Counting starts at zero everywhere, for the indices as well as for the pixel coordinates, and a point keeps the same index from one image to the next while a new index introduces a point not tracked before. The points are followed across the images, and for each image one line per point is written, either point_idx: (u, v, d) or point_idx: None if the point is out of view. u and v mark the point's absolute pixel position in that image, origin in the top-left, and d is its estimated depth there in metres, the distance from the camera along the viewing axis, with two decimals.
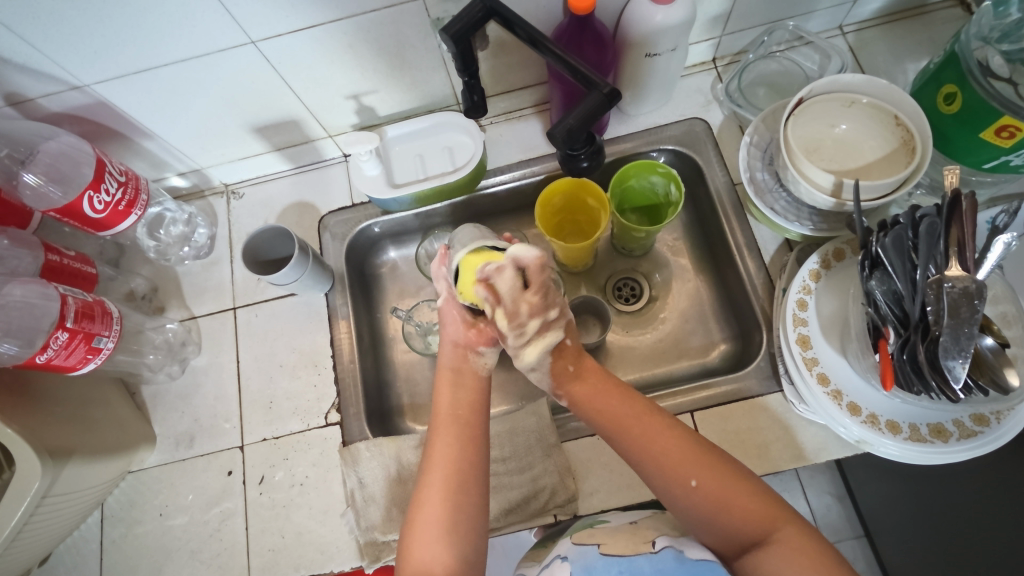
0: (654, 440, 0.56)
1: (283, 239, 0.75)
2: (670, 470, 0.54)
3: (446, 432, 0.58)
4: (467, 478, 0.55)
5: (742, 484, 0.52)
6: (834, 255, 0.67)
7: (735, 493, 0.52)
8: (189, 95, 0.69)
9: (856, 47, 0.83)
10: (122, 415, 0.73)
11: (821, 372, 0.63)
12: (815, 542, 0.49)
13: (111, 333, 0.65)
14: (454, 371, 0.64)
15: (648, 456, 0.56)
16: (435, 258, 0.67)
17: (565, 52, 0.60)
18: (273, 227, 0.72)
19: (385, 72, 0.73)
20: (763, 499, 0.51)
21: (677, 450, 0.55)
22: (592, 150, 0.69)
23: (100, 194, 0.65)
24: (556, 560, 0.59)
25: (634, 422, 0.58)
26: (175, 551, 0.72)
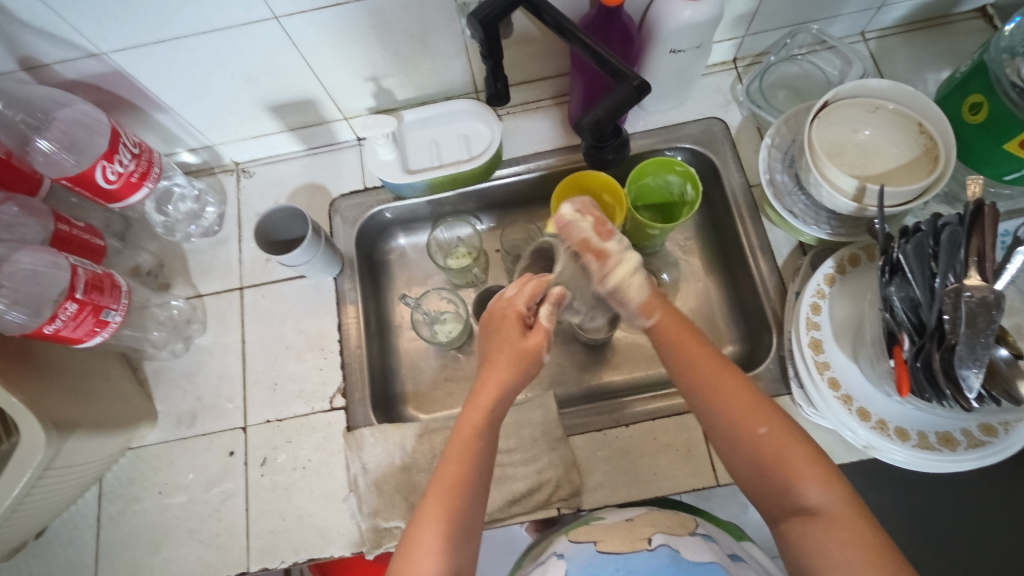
0: (725, 384, 0.55)
1: (296, 221, 0.73)
2: (738, 420, 0.53)
3: (443, 497, 0.52)
4: (462, 539, 0.51)
5: (800, 446, 0.51)
6: (850, 260, 0.67)
7: (791, 454, 0.51)
8: (208, 68, 0.67)
9: (877, 54, 0.83)
10: (124, 391, 0.72)
11: (833, 376, 0.63)
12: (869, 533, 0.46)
13: (119, 306, 0.64)
14: (477, 430, 0.55)
15: (721, 404, 0.55)
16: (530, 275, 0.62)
17: (593, 41, 0.59)
18: (287, 207, 0.70)
19: (407, 56, 0.72)
20: (811, 463, 0.50)
21: (751, 406, 0.53)
22: (618, 144, 0.69)
23: (113, 164, 0.63)
24: (552, 557, 0.61)
25: (705, 369, 0.56)
26: (173, 529, 0.71)
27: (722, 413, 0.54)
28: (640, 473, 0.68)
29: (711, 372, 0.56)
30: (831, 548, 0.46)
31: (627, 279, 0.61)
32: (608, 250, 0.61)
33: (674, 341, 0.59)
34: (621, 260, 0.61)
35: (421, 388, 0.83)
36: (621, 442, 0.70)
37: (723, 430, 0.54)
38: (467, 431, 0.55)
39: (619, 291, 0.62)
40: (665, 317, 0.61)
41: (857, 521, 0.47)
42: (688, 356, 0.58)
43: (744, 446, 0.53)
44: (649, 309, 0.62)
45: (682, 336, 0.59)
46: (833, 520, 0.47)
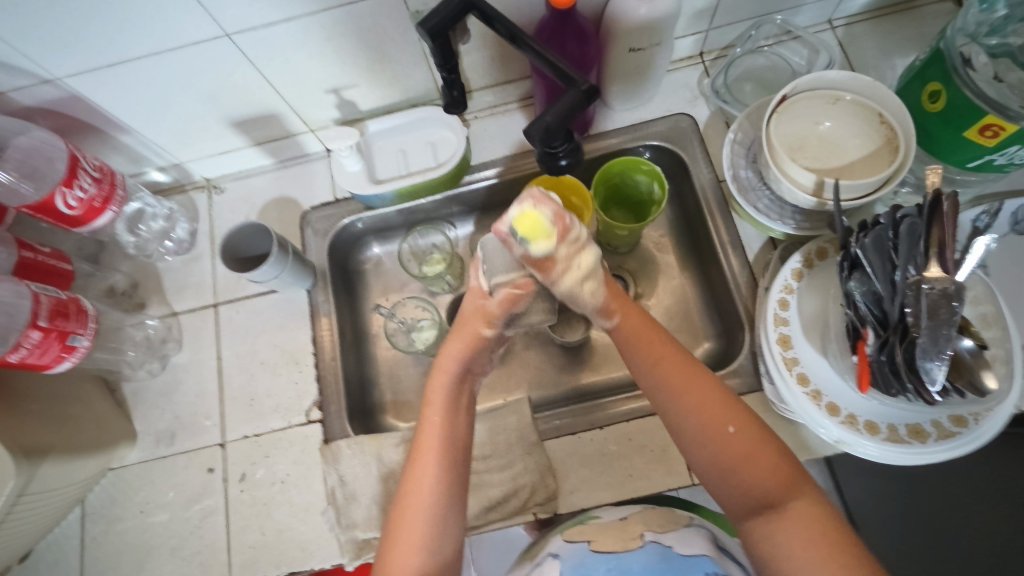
0: (694, 389, 0.54)
1: (262, 236, 0.73)
2: (708, 420, 0.52)
3: (437, 463, 0.53)
4: (452, 507, 0.52)
5: (768, 446, 0.51)
6: (817, 254, 0.66)
7: (763, 454, 0.50)
8: (163, 87, 0.67)
9: (845, 42, 0.82)
10: (101, 413, 0.73)
11: (802, 372, 0.63)
12: (830, 522, 0.47)
13: (86, 331, 0.64)
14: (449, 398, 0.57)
15: (690, 415, 0.53)
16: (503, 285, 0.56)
17: (544, 49, 0.58)
18: (252, 224, 0.70)
19: (367, 66, 0.72)
20: (780, 465, 0.50)
21: (720, 403, 0.53)
22: (570, 145, 0.56)
23: (73, 190, 0.63)
24: (547, 559, 0.58)
25: (671, 367, 0.55)
26: (156, 548, 0.72)
27: (689, 421, 0.53)
28: (615, 475, 0.68)
29: (681, 377, 0.54)
30: (794, 549, 0.46)
31: (576, 287, 0.54)
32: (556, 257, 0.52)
33: (640, 343, 0.57)
34: (572, 266, 0.53)
35: (400, 396, 0.83)
36: (596, 445, 0.70)
37: (687, 437, 0.53)
38: (446, 391, 0.58)
39: (570, 296, 0.55)
40: (631, 318, 0.58)
41: (822, 514, 0.47)
42: (655, 357, 0.56)
43: (709, 450, 0.52)
44: (614, 306, 0.58)
45: (645, 337, 0.57)
46: (800, 519, 0.47)
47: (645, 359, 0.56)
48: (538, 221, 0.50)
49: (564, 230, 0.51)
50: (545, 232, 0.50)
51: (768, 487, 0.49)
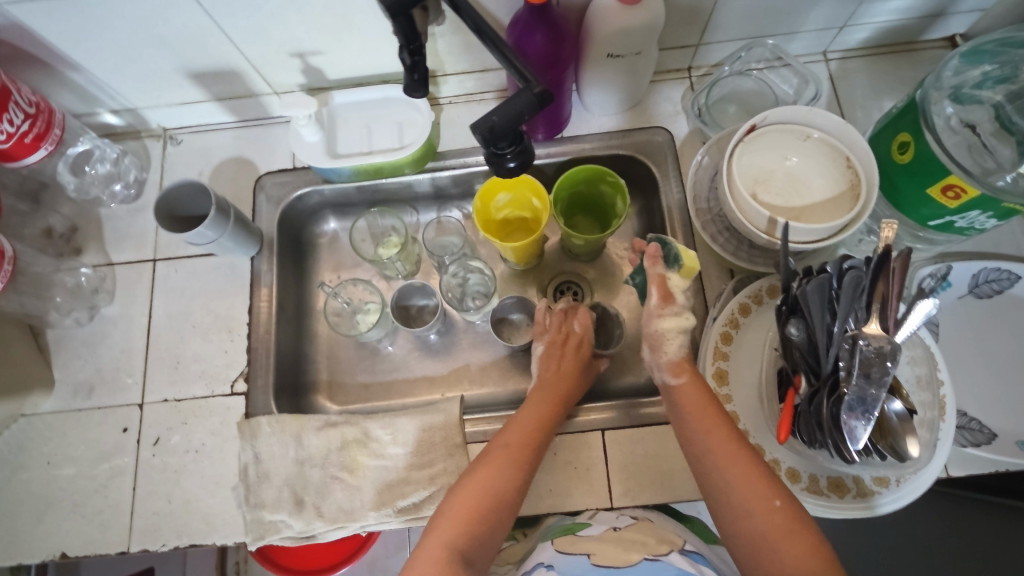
0: (733, 456, 0.53)
1: (202, 196, 0.69)
2: (749, 494, 0.50)
3: (511, 450, 0.60)
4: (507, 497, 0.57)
5: (805, 535, 0.48)
6: (767, 291, 0.64)
7: (795, 537, 0.47)
8: (116, 27, 0.64)
9: (837, 76, 0.80)
10: (16, 357, 0.70)
11: (732, 411, 0.61)
12: None
13: (1, 273, 0.60)
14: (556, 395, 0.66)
15: (732, 486, 0.51)
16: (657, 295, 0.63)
17: (507, 46, 0.53)
18: (190, 183, 0.67)
19: (336, 33, 0.69)
20: (814, 554, 0.46)
21: (762, 481, 0.51)
22: (521, 149, 0.52)
23: (2, 123, 0.59)
24: (540, 569, 0.59)
25: (716, 436, 0.54)
26: (57, 502, 0.70)
27: (728, 494, 0.51)
28: (535, 488, 0.67)
29: (728, 450, 0.53)
30: None
31: (671, 334, 0.62)
32: (673, 300, 0.63)
33: (688, 410, 0.57)
34: (678, 316, 0.63)
35: (336, 379, 0.81)
36: None
37: (723, 510, 0.52)
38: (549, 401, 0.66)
39: (657, 338, 0.62)
40: (692, 384, 0.59)
41: None
42: (710, 425, 0.55)
43: (746, 521, 0.50)
44: (678, 370, 0.61)
45: (698, 404, 0.57)
46: None
47: (693, 425, 0.56)
48: (695, 265, 0.63)
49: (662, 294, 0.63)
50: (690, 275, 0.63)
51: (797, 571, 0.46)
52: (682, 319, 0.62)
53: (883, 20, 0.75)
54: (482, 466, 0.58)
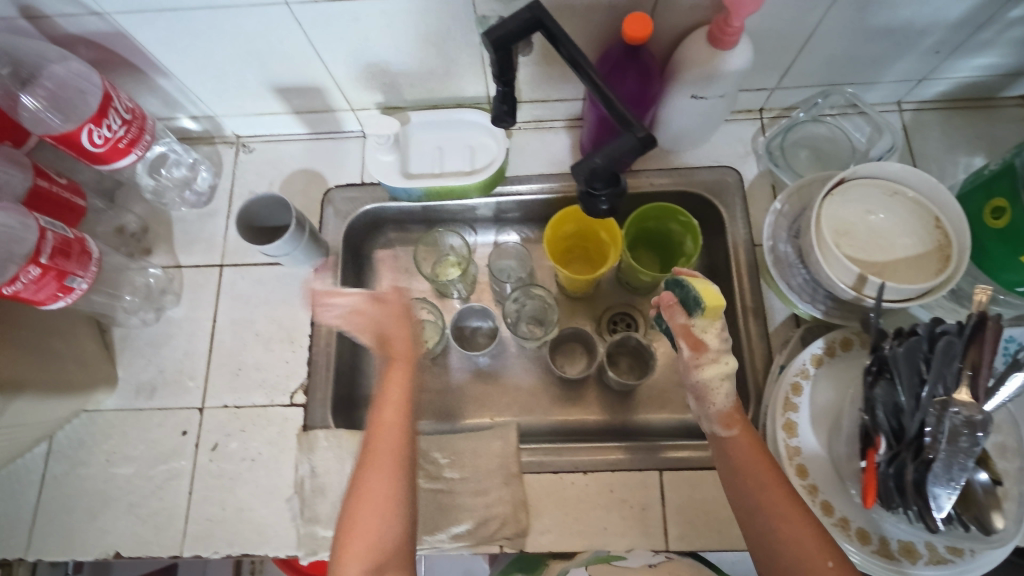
0: (790, 523, 0.51)
1: (281, 210, 0.70)
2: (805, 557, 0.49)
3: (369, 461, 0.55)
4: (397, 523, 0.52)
5: None
6: (841, 344, 0.64)
7: None
8: (210, 40, 0.65)
9: (911, 126, 0.79)
10: (84, 353, 0.71)
11: (801, 464, 0.60)
12: None
13: (86, 274, 0.61)
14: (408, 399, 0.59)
15: (789, 549, 0.50)
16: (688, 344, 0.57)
17: (604, 82, 0.55)
18: (272, 195, 0.68)
19: (421, 58, 0.70)
20: None
21: (819, 544, 0.50)
22: (617, 192, 0.53)
23: (101, 128, 0.60)
24: None
25: (772, 500, 0.52)
26: (114, 500, 0.71)
27: (785, 564, 0.50)
28: (589, 524, 0.67)
29: (784, 510, 0.52)
30: None
31: (714, 382, 0.57)
32: (707, 347, 0.56)
33: (740, 465, 0.55)
34: (718, 361, 0.57)
35: None
36: (576, 489, 0.68)
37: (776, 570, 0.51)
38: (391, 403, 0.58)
39: (702, 389, 0.57)
40: (745, 437, 0.56)
41: None
42: (764, 480, 0.53)
43: None
44: (729, 421, 0.57)
45: (750, 459, 0.55)
46: None
47: (744, 482, 0.54)
48: (718, 301, 0.54)
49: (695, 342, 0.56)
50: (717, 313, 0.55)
51: None
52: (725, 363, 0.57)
53: (964, 75, 0.74)
54: (368, 483, 0.54)
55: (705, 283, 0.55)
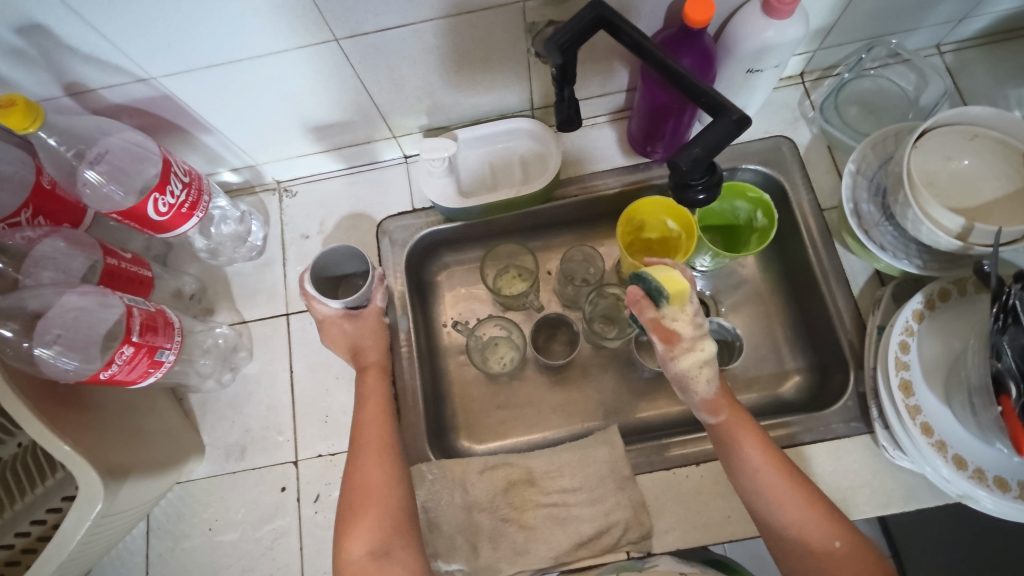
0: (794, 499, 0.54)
1: (355, 262, 0.68)
2: (811, 536, 0.53)
3: (369, 507, 0.57)
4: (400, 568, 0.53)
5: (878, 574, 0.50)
6: (939, 295, 0.63)
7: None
8: (254, 88, 0.63)
9: (954, 67, 0.79)
10: (171, 425, 0.69)
11: (925, 421, 0.60)
12: None
13: (173, 345, 0.60)
14: (384, 446, 0.61)
15: (794, 522, 0.53)
16: (659, 335, 0.60)
17: (669, 57, 0.52)
18: (346, 249, 0.66)
19: (467, 74, 0.68)
20: None
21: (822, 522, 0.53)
22: (712, 180, 0.51)
23: (165, 196, 0.59)
24: None
25: (772, 477, 0.55)
26: (226, 568, 0.69)
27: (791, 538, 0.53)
28: (713, 515, 0.66)
29: (786, 491, 0.55)
30: None
31: (694, 370, 0.60)
32: (680, 335, 0.60)
33: (737, 449, 0.58)
34: (694, 349, 0.60)
35: (472, 417, 0.79)
36: (692, 483, 0.67)
37: (788, 554, 0.53)
38: (371, 445, 0.61)
39: (684, 378, 0.61)
40: (734, 420, 0.59)
41: None
42: (759, 464, 0.56)
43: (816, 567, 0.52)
44: (716, 408, 0.60)
45: (746, 442, 0.58)
46: None
47: (743, 465, 0.57)
48: (680, 286, 0.57)
49: (668, 333, 0.60)
50: (682, 300, 0.58)
51: None
52: (704, 346, 0.60)
53: (1005, 8, 0.74)
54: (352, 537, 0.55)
55: (667, 272, 0.58)
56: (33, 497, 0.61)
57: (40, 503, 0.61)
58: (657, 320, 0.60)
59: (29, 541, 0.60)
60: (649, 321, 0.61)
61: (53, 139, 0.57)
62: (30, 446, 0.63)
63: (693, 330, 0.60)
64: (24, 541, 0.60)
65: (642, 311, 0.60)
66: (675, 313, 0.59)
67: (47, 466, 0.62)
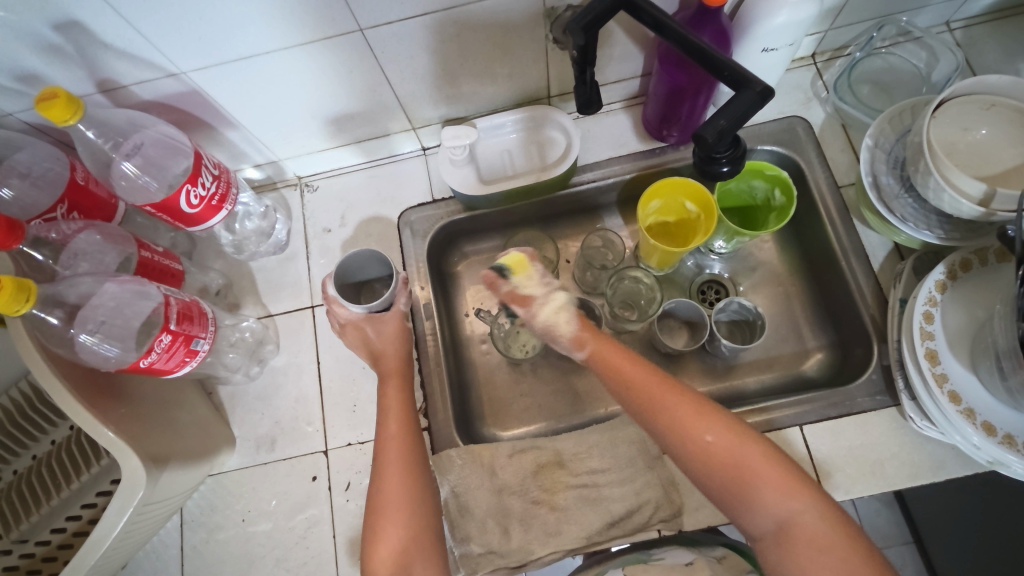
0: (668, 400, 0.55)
1: (377, 266, 0.69)
2: (684, 431, 0.53)
3: (396, 517, 0.57)
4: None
5: (752, 452, 0.51)
6: (961, 266, 0.63)
7: (747, 459, 0.51)
8: (278, 82, 0.64)
9: (964, 44, 0.79)
10: (203, 417, 0.70)
11: (952, 389, 0.60)
12: (837, 521, 0.48)
13: (207, 334, 0.61)
14: (406, 458, 0.61)
15: (670, 421, 0.54)
16: (513, 301, 0.66)
17: (690, 32, 0.53)
18: (370, 252, 0.66)
19: (485, 63, 0.69)
20: (769, 468, 0.50)
21: (697, 416, 0.53)
22: (735, 153, 0.53)
23: (197, 188, 0.60)
24: None
25: (646, 386, 0.57)
26: (260, 558, 0.69)
27: (671, 439, 0.54)
28: None
29: (658, 391, 0.56)
30: (817, 558, 0.47)
31: (553, 318, 0.64)
32: (532, 296, 0.65)
33: (615, 370, 0.60)
34: (548, 301, 0.65)
35: (497, 404, 0.80)
36: None
37: (677, 457, 0.54)
38: (392, 457, 0.61)
39: (548, 328, 0.65)
40: (601, 346, 0.62)
41: (823, 516, 0.48)
42: (631, 377, 0.58)
43: (700, 463, 0.52)
44: (583, 338, 0.63)
45: (620, 363, 0.60)
46: (806, 526, 0.48)
47: (620, 381, 0.59)
48: (519, 258, 0.65)
49: (522, 297, 0.65)
50: (525, 271, 0.65)
51: (765, 493, 0.50)
52: (557, 297, 0.65)
53: None
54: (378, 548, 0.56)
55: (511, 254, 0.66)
56: (79, 484, 0.70)
57: (88, 488, 0.70)
58: (512, 288, 0.65)
59: (80, 523, 0.69)
60: (504, 287, 0.66)
61: (92, 131, 0.58)
62: (72, 436, 0.70)
63: (542, 286, 0.65)
64: (75, 525, 0.69)
65: (495, 283, 0.66)
66: (525, 277, 0.65)
67: (96, 450, 0.70)
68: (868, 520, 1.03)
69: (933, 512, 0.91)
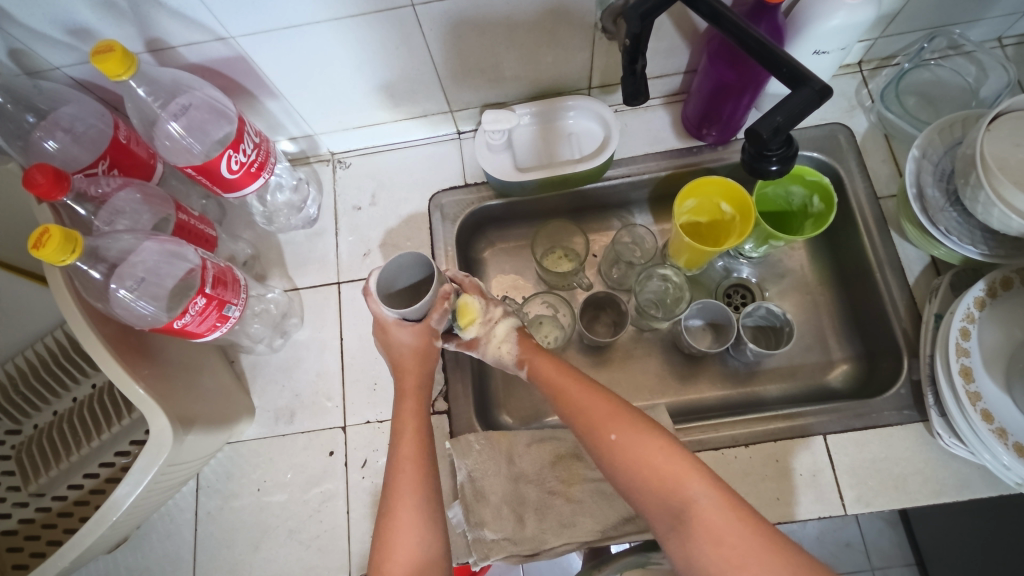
0: (580, 400, 0.55)
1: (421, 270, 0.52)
2: (594, 429, 0.53)
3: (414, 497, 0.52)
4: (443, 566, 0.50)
5: (650, 444, 0.50)
6: (1002, 284, 0.62)
7: (645, 451, 0.50)
8: (324, 53, 0.64)
9: (1015, 61, 0.78)
10: (226, 384, 0.70)
11: (985, 408, 0.59)
12: (733, 509, 0.45)
13: (239, 301, 0.61)
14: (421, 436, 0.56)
15: (581, 419, 0.54)
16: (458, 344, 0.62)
17: (748, 25, 0.52)
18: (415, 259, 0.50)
19: (531, 48, 0.68)
20: (668, 459, 0.49)
21: (605, 413, 0.53)
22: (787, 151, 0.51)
23: (238, 154, 0.60)
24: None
25: (562, 388, 0.57)
26: (273, 529, 0.70)
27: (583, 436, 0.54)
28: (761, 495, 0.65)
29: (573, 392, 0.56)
30: (709, 548, 0.44)
31: (502, 347, 0.62)
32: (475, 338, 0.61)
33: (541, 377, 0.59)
34: (490, 334, 0.61)
35: (515, 393, 0.80)
36: (741, 464, 0.67)
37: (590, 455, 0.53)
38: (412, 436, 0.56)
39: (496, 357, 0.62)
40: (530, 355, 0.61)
41: (716, 503, 0.45)
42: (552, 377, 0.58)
43: (607, 459, 0.51)
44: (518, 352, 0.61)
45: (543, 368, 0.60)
46: (700, 513, 0.45)
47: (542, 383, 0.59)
48: (469, 313, 0.58)
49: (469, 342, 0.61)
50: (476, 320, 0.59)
51: (664, 484, 0.48)
52: (503, 324, 0.62)
53: None
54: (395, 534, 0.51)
55: (462, 298, 0.58)
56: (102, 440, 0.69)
57: (110, 444, 0.70)
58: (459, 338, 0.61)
59: (98, 481, 0.69)
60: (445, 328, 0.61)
61: (143, 89, 0.59)
62: (104, 388, 0.71)
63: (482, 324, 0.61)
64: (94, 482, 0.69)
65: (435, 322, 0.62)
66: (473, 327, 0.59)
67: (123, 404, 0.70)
68: (872, 541, 1.01)
69: (937, 535, 0.90)
